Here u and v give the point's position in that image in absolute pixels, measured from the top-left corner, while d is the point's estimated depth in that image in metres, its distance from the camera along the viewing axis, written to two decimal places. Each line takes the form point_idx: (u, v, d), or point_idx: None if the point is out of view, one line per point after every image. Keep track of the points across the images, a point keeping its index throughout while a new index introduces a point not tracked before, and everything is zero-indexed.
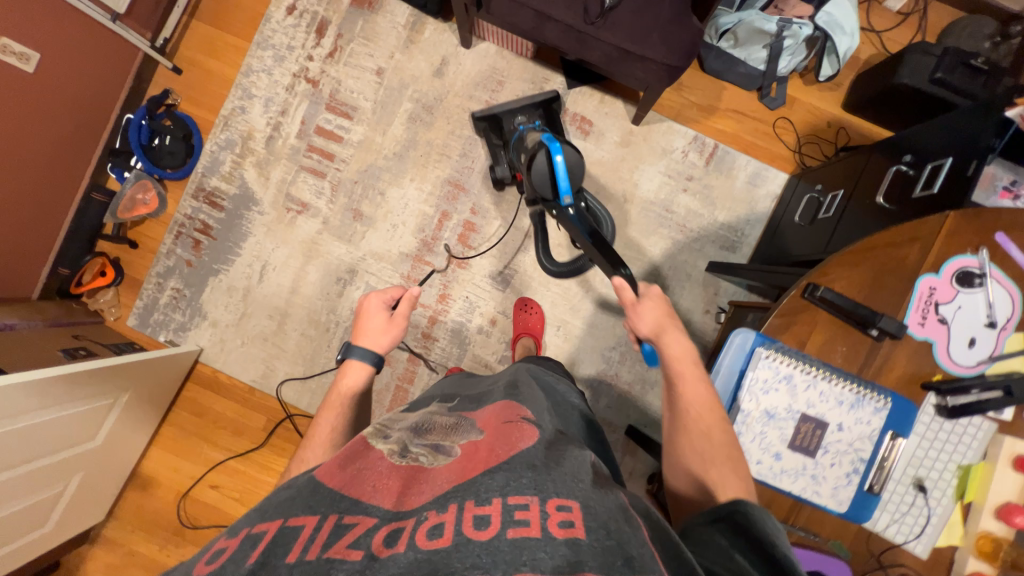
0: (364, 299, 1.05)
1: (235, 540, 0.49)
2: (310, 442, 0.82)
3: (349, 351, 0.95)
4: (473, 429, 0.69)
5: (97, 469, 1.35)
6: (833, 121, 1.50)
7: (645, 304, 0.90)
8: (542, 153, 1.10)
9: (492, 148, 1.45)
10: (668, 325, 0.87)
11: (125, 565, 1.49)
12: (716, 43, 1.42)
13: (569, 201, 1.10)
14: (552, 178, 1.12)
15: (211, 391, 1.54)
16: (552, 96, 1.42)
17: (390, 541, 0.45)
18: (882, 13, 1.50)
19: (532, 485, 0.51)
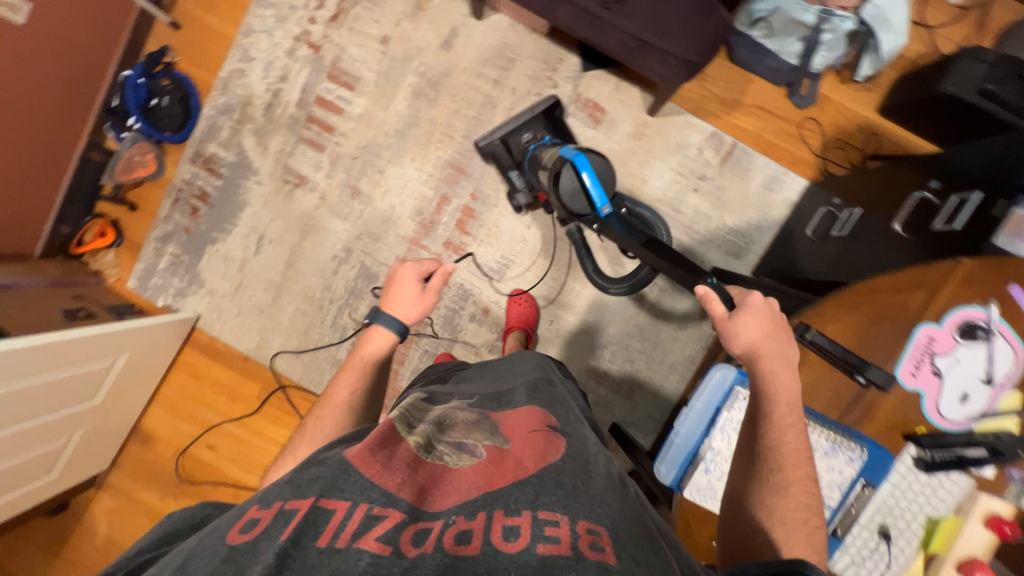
0: (399, 266, 1.00)
1: (270, 514, 0.52)
2: (327, 401, 0.84)
3: (376, 317, 0.93)
4: (497, 429, 0.70)
5: (99, 424, 1.41)
6: (865, 126, 1.40)
7: (745, 318, 0.76)
8: (568, 167, 1.05)
9: (506, 173, 1.40)
10: (764, 345, 0.75)
11: (127, 511, 1.59)
12: (748, 31, 1.29)
13: (607, 210, 1.05)
14: (585, 193, 1.06)
15: (208, 357, 1.58)
16: (551, 101, 1.39)
17: (418, 540, 0.49)
18: (937, 7, 1.35)
19: (561, 502, 0.54)
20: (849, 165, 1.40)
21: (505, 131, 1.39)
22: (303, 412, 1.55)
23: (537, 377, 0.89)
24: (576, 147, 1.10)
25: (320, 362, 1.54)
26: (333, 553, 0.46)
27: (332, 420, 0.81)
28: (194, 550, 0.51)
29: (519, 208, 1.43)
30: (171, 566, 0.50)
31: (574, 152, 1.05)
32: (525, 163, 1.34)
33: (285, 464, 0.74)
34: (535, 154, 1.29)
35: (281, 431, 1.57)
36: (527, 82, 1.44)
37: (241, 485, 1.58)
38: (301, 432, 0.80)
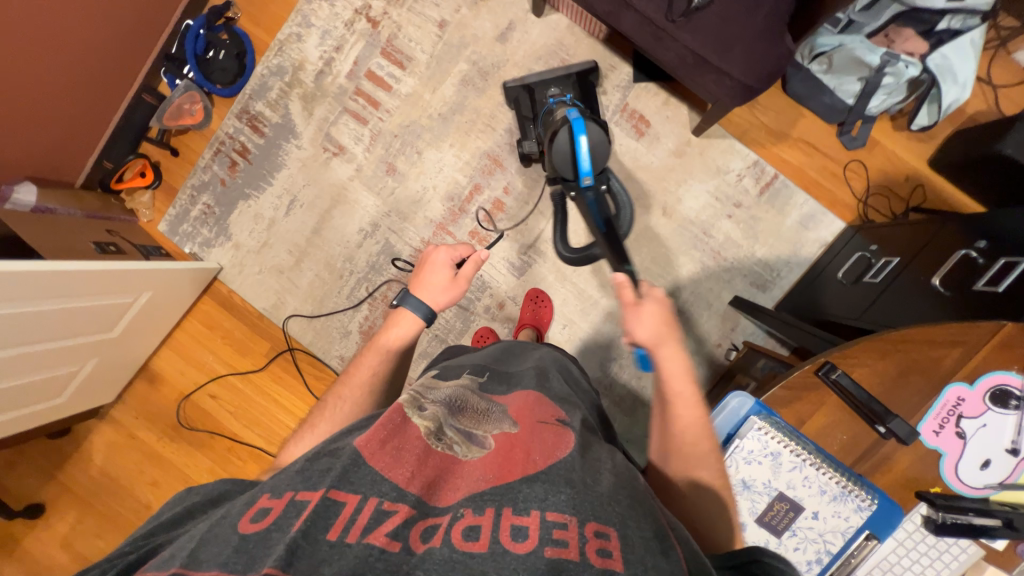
0: (431, 249, 1.00)
1: (281, 503, 0.53)
2: (348, 379, 0.86)
3: (405, 299, 0.93)
4: (506, 417, 0.71)
5: (111, 358, 1.44)
6: (912, 176, 1.36)
7: (646, 307, 0.78)
8: (566, 129, 1.05)
9: (520, 120, 1.39)
10: (667, 337, 0.77)
11: (127, 445, 1.64)
12: (807, 64, 1.28)
13: (588, 182, 1.05)
14: (571, 159, 1.06)
15: (223, 309, 1.60)
16: (588, 66, 1.36)
17: (427, 536, 0.50)
18: (1006, 66, 1.32)
19: (570, 503, 0.54)
20: (890, 214, 1.37)
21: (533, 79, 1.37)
22: (308, 377, 1.58)
23: (544, 364, 0.90)
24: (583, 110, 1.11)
25: (331, 331, 1.55)
26: (344, 548, 0.47)
27: (352, 404, 0.82)
28: (207, 536, 0.52)
29: (526, 158, 1.37)
30: (180, 554, 0.50)
31: (579, 116, 1.05)
32: (541, 115, 1.28)
33: (305, 441, 0.76)
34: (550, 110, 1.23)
35: (284, 392, 1.60)
36: None
37: (240, 441, 1.61)
38: (320, 409, 0.82)
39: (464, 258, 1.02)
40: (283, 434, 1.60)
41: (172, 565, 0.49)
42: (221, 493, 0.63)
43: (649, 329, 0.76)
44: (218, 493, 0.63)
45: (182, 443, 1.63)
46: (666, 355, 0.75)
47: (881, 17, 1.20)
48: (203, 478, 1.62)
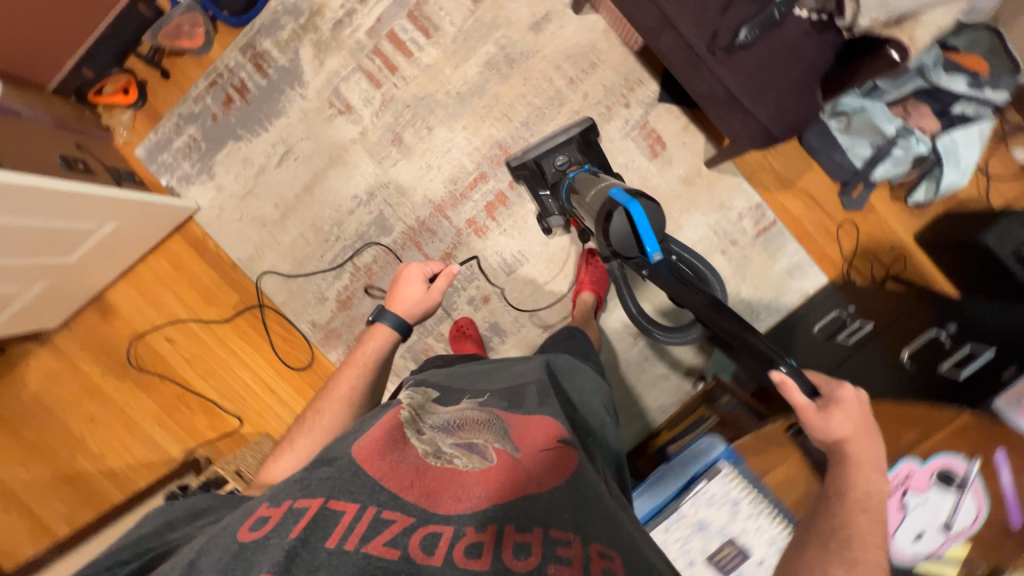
0: (405, 267, 1.03)
1: (280, 512, 0.53)
2: (329, 394, 0.88)
3: (380, 315, 0.97)
4: (507, 433, 0.70)
5: (62, 283, 1.35)
6: (897, 246, 1.42)
7: (836, 413, 0.77)
8: (620, 212, 0.92)
9: (535, 197, 1.34)
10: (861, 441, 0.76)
11: (67, 375, 1.55)
12: (827, 120, 1.29)
13: (658, 258, 0.93)
14: (635, 237, 0.93)
15: (193, 251, 1.52)
16: (588, 124, 1.30)
17: (428, 547, 0.50)
18: (1004, 159, 1.38)
19: (573, 522, 0.57)
20: (870, 279, 1.42)
21: (536, 153, 1.31)
22: (275, 338, 1.52)
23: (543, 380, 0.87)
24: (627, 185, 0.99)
25: (307, 294, 1.50)
26: (341, 556, 0.47)
27: (331, 416, 0.85)
28: (205, 548, 0.52)
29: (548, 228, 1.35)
30: (180, 563, 0.51)
31: (627, 196, 0.93)
32: (562, 189, 1.25)
33: (286, 457, 0.79)
34: (574, 185, 1.19)
35: (246, 348, 1.53)
36: (601, 92, 1.40)
37: (193, 391, 1.55)
38: (300, 424, 0.85)
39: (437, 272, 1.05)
40: (239, 389, 1.55)
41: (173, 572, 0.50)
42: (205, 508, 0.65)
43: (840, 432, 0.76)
44: (198, 508, 0.67)
45: (127, 382, 1.56)
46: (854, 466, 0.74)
47: (904, 88, 1.25)
48: (148, 423, 1.56)
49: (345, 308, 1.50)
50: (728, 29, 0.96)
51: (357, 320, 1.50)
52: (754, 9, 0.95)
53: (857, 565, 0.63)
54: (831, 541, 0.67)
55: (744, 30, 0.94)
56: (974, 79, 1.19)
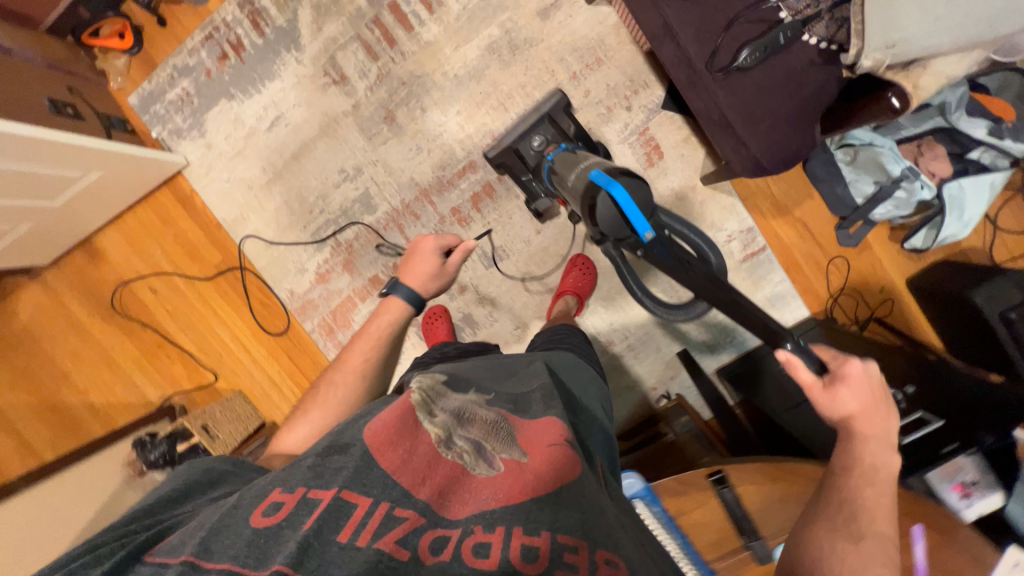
0: (420, 239, 1.03)
1: (293, 500, 0.51)
2: (342, 364, 0.89)
3: (394, 288, 0.98)
4: (515, 434, 0.65)
5: (49, 224, 1.38)
6: (887, 288, 1.37)
7: (844, 390, 0.76)
8: (602, 198, 0.82)
9: (521, 183, 1.31)
10: (870, 413, 0.76)
11: (55, 311, 1.61)
12: (833, 149, 1.24)
13: (651, 238, 0.80)
14: (622, 221, 0.81)
15: (180, 206, 1.52)
16: (559, 98, 1.27)
17: (436, 547, 0.49)
18: (1017, 211, 1.30)
19: (582, 525, 0.55)
20: (853, 318, 1.39)
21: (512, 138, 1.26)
22: (253, 301, 1.55)
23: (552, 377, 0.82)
24: (608, 166, 0.89)
25: (287, 263, 1.51)
26: (353, 552, 0.46)
27: (344, 388, 0.86)
28: (218, 523, 0.50)
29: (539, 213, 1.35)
30: (192, 542, 0.48)
31: (607, 178, 0.83)
32: (545, 175, 1.19)
33: (299, 427, 0.80)
34: (555, 167, 1.12)
35: (225, 307, 1.57)
36: (604, 91, 1.34)
37: (173, 343, 1.60)
38: (313, 394, 0.85)
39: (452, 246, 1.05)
40: (216, 346, 1.59)
41: (182, 553, 0.47)
42: (217, 476, 0.64)
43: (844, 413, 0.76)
44: (216, 475, 0.64)
45: (112, 325, 1.61)
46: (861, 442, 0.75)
47: (921, 125, 1.18)
48: (129, 366, 1.62)
49: (323, 281, 1.51)
50: (729, 48, 0.90)
51: (334, 294, 1.51)
52: (761, 28, 0.89)
53: (863, 540, 0.67)
54: (840, 518, 0.70)
55: (746, 51, 0.87)
56: (995, 125, 1.12)
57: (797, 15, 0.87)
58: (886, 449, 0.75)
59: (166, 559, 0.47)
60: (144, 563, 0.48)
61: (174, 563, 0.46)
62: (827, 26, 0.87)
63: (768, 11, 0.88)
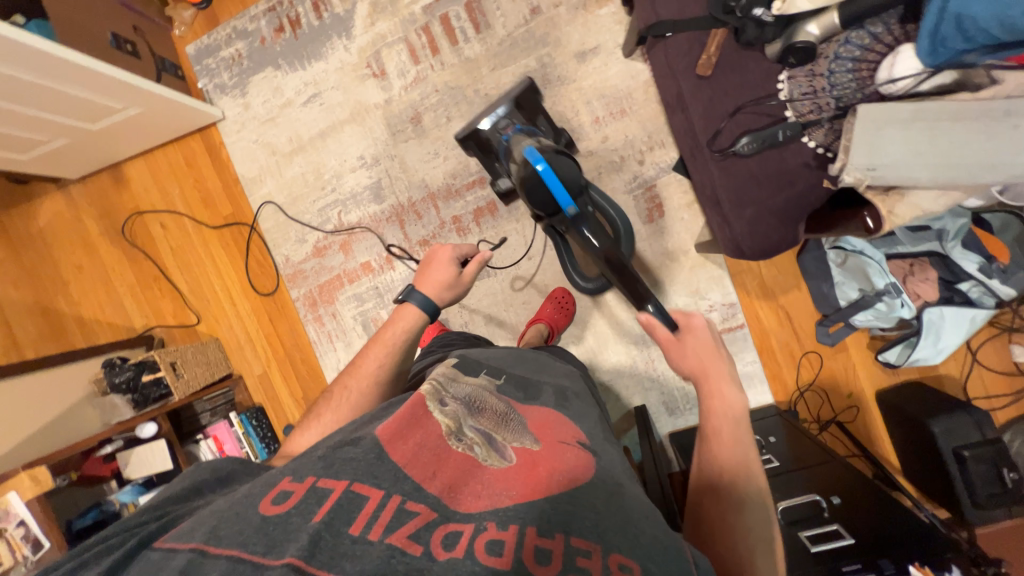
0: (436, 249, 1.00)
1: (304, 489, 0.50)
2: (354, 370, 0.84)
3: (409, 295, 0.92)
4: (526, 425, 0.64)
5: (84, 144, 1.47)
6: (855, 396, 1.37)
7: (690, 339, 0.78)
8: (530, 171, 0.99)
9: (486, 164, 1.34)
10: (712, 368, 0.75)
11: (70, 223, 1.71)
12: (826, 249, 1.25)
13: (572, 211, 0.99)
14: (547, 193, 0.99)
15: (207, 155, 1.61)
16: (525, 84, 1.31)
17: (448, 544, 0.46)
18: (999, 351, 1.28)
19: (596, 525, 0.50)
20: (814, 416, 1.39)
21: (480, 122, 1.27)
22: (251, 258, 1.62)
23: (564, 382, 0.81)
24: (540, 146, 1.04)
25: (289, 231, 1.59)
26: (366, 546, 0.44)
27: (358, 394, 0.81)
28: (225, 515, 0.49)
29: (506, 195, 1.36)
30: (201, 530, 0.47)
31: (537, 154, 0.99)
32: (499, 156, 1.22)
33: (312, 430, 0.77)
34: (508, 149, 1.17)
35: (223, 258, 1.64)
36: (621, 141, 1.39)
37: (168, 279, 1.67)
38: (327, 399, 0.82)
39: (467, 258, 1.03)
40: (205, 291, 1.66)
41: (193, 540, 0.46)
42: (227, 471, 0.64)
43: (694, 362, 0.76)
44: (224, 472, 0.63)
45: (118, 248, 1.69)
46: (713, 386, 0.72)
47: (917, 246, 1.18)
48: (123, 289, 1.70)
49: (319, 255, 1.57)
50: (730, 133, 0.93)
51: (326, 270, 1.57)
52: (764, 121, 0.91)
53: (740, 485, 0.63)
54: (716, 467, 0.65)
55: (745, 138, 0.90)
56: (987, 262, 1.13)
57: (800, 117, 0.89)
58: (735, 391, 0.72)
59: (175, 544, 0.46)
60: (154, 548, 0.47)
61: (184, 549, 0.45)
62: (827, 133, 0.88)
63: (774, 106, 0.90)
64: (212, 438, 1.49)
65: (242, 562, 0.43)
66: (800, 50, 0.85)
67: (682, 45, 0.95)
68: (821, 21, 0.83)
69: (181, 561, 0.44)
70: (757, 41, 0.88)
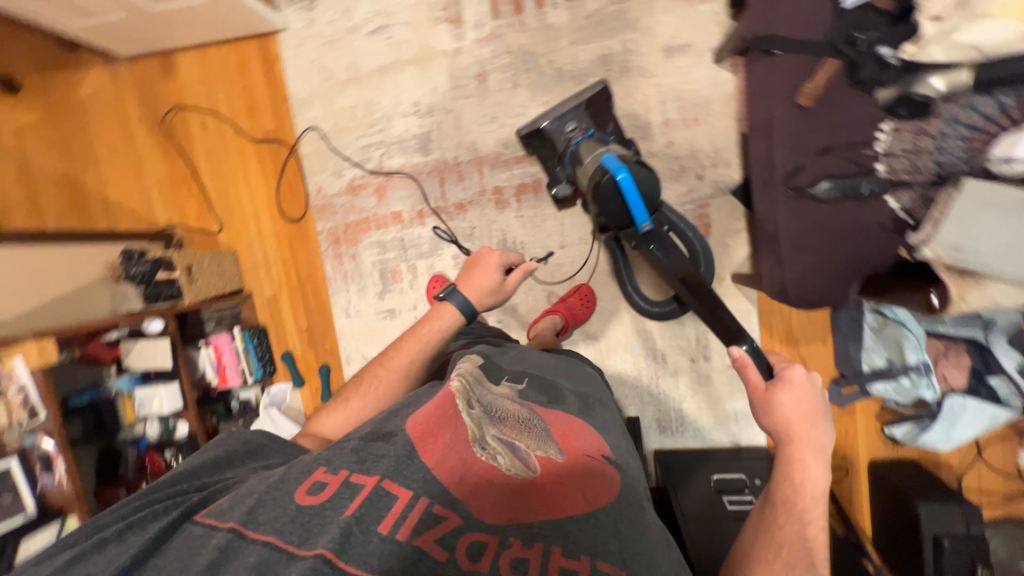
0: (485, 251, 1.00)
1: (337, 483, 0.58)
2: (387, 362, 0.90)
3: (450, 293, 0.93)
4: (550, 436, 0.70)
5: (139, 23, 1.42)
6: (847, 459, 1.36)
7: (782, 393, 0.75)
8: (608, 178, 0.98)
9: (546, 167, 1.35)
10: (801, 432, 0.73)
11: (112, 101, 1.67)
12: (866, 312, 1.20)
13: (647, 225, 1.01)
14: (623, 203, 1.00)
15: (261, 64, 1.55)
16: (599, 88, 1.27)
17: (474, 554, 0.53)
18: (1006, 454, 1.26)
19: (619, 553, 0.55)
20: None
21: (543, 121, 1.28)
22: (284, 180, 1.59)
23: (586, 391, 0.88)
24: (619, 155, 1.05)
25: (328, 162, 1.55)
26: (394, 545, 0.52)
27: (385, 385, 0.88)
28: (260, 502, 0.57)
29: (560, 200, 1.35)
30: (240, 510, 0.56)
31: (617, 163, 0.98)
32: (567, 157, 1.24)
33: (337, 416, 0.85)
34: (577, 151, 1.20)
35: (257, 173, 1.61)
36: (685, 151, 1.33)
37: (198, 181, 1.65)
38: (356, 383, 0.89)
39: (512, 265, 1.03)
40: (233, 203, 1.64)
41: (230, 519, 0.55)
42: (256, 446, 0.75)
43: (779, 421, 0.74)
44: (255, 446, 0.75)
45: (155, 138, 1.66)
46: (795, 452, 0.71)
47: (960, 330, 1.13)
48: (151, 180, 1.68)
49: (352, 193, 1.54)
50: (812, 172, 0.87)
51: (356, 211, 1.54)
52: (851, 168, 0.85)
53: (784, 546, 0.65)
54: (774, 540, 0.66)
55: (825, 183, 0.85)
56: None
57: (891, 173, 0.83)
58: (819, 463, 0.71)
59: (215, 522, 0.56)
60: (195, 522, 0.57)
61: (222, 528, 0.54)
62: (915, 198, 0.82)
63: (868, 156, 0.84)
64: (213, 348, 1.51)
65: (278, 549, 0.51)
66: (914, 103, 0.80)
67: (789, 66, 0.87)
68: (949, 77, 0.75)
69: (222, 541, 0.52)
70: (870, 82, 0.82)
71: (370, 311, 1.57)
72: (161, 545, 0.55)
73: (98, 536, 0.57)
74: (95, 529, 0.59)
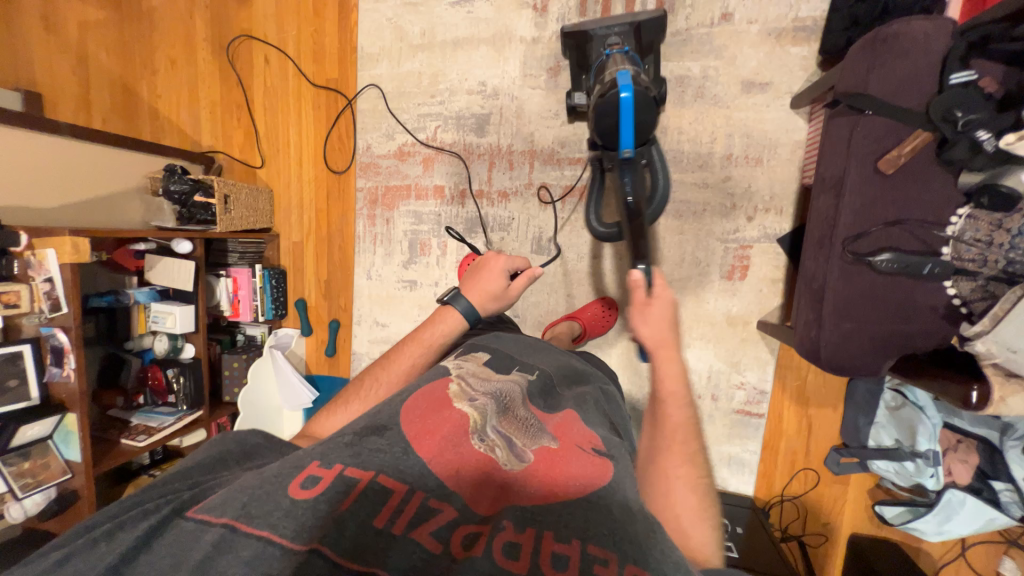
0: (491, 257, 1.06)
1: (331, 477, 0.56)
2: (390, 366, 0.91)
3: (454, 299, 0.98)
4: (545, 431, 0.71)
5: None
6: (828, 527, 1.36)
7: (656, 307, 0.73)
8: (612, 94, 0.93)
9: (573, 74, 1.29)
10: (671, 344, 0.72)
11: (181, 17, 1.67)
12: (886, 389, 1.21)
13: (627, 154, 0.96)
14: (616, 123, 0.95)
15: (335, 9, 1.53)
16: (657, 15, 1.18)
17: (467, 543, 0.52)
18: (990, 557, 1.25)
19: (612, 536, 0.53)
20: (781, 527, 1.39)
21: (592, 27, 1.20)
22: (334, 133, 1.58)
23: (586, 391, 0.89)
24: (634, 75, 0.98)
25: (382, 122, 1.54)
26: (389, 538, 0.51)
27: (385, 387, 0.88)
28: (254, 495, 0.53)
29: (572, 110, 1.31)
30: (232, 506, 0.52)
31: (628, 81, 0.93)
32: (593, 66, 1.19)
33: (338, 415, 0.83)
34: (605, 62, 1.13)
35: (309, 119, 1.60)
36: (740, 189, 1.31)
37: (249, 115, 1.65)
38: (357, 386, 0.89)
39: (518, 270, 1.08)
40: (279, 144, 1.63)
41: (223, 516, 0.51)
42: (252, 445, 0.71)
43: (655, 330, 0.72)
44: (248, 447, 0.71)
45: (215, 63, 1.66)
46: (668, 359, 0.71)
47: (975, 427, 1.11)
48: (204, 104, 1.69)
49: (399, 158, 1.54)
50: (873, 241, 0.86)
51: (399, 176, 1.54)
52: (916, 246, 0.85)
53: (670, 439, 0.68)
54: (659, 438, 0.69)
55: (887, 254, 0.84)
56: None
57: (958, 260, 0.83)
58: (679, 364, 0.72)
59: (208, 517, 0.51)
60: (185, 518, 0.52)
61: (215, 524, 0.50)
62: (974, 288, 0.84)
63: (937, 237, 0.84)
64: (231, 280, 1.55)
65: (273, 544, 0.48)
66: (1000, 194, 0.77)
67: (878, 129, 0.85)
68: None
69: (215, 535, 0.49)
70: (959, 163, 0.80)
71: (392, 277, 1.57)
72: (152, 541, 0.50)
73: (88, 536, 0.52)
74: (88, 528, 0.54)
